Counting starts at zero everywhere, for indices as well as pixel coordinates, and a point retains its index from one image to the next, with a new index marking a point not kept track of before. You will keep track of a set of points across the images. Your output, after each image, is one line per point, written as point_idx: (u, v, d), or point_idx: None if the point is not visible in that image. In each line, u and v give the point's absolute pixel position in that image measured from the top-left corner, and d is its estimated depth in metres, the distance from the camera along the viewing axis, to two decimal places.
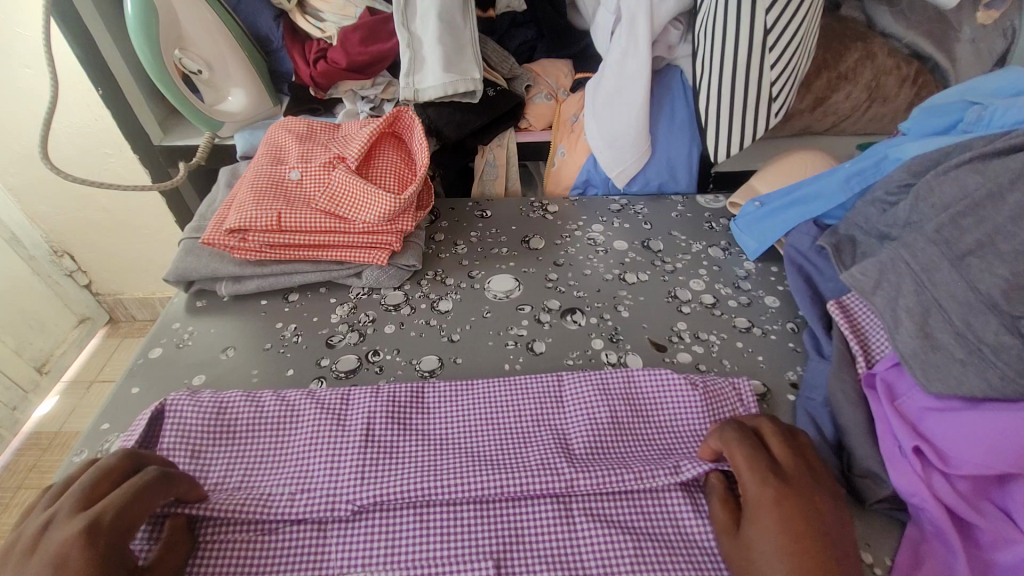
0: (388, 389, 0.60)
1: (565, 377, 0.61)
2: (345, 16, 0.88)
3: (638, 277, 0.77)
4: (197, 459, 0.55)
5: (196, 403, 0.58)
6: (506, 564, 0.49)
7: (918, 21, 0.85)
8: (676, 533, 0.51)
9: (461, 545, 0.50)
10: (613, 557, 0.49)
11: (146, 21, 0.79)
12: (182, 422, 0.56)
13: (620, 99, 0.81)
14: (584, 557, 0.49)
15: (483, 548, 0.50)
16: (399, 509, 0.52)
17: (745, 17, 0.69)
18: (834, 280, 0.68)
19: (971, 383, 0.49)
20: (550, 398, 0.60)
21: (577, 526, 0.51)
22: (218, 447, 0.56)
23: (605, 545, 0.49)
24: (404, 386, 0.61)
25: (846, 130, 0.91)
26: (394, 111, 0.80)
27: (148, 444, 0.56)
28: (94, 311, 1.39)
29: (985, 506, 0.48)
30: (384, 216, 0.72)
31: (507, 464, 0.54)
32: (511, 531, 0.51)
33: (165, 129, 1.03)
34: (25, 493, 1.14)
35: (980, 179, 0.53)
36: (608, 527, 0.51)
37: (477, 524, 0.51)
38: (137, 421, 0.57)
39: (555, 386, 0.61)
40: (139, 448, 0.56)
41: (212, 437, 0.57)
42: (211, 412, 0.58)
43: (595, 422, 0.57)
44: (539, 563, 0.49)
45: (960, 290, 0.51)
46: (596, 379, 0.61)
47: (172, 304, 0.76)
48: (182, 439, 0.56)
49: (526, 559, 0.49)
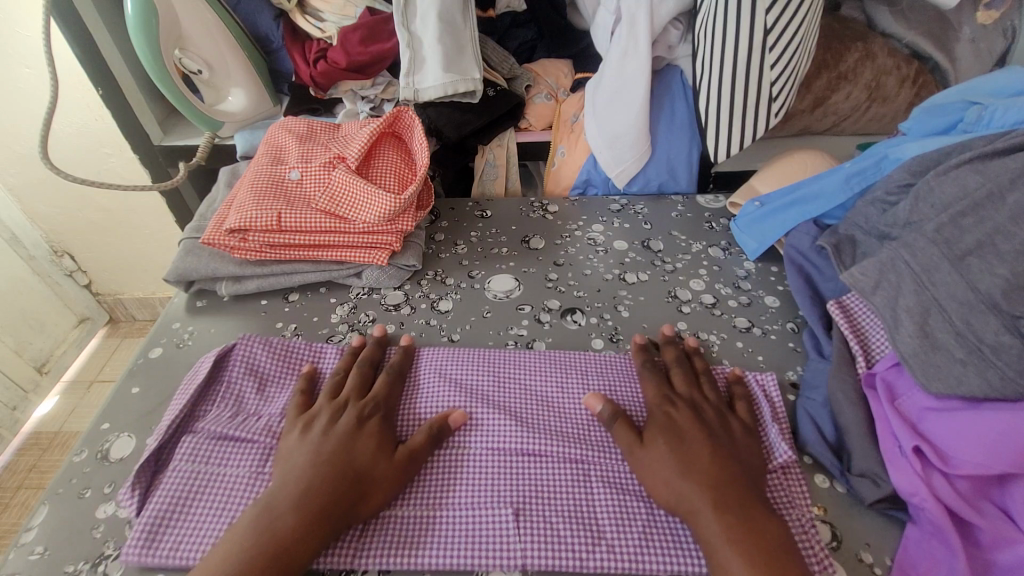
0: (431, 354, 0.65)
1: (591, 355, 0.65)
2: (345, 16, 0.88)
3: (638, 277, 0.77)
4: (260, 394, 0.62)
5: (265, 348, 0.65)
6: (526, 515, 0.51)
7: (919, 21, 0.85)
8: None
9: (487, 492, 0.53)
10: (625, 519, 0.51)
11: (145, 20, 0.78)
12: (253, 360, 0.63)
13: (620, 100, 0.81)
14: (600, 515, 0.52)
15: (506, 499, 0.53)
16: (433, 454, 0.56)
17: (745, 16, 0.69)
18: (834, 281, 0.68)
19: (972, 383, 0.49)
20: (575, 369, 0.64)
21: (593, 490, 0.53)
22: (277, 385, 0.63)
23: (618, 508, 0.52)
24: (444, 351, 0.66)
25: (845, 130, 0.91)
26: (394, 111, 0.80)
27: (212, 381, 0.63)
28: (94, 311, 1.39)
29: (985, 505, 0.48)
30: (384, 216, 0.72)
31: (535, 424, 0.58)
32: (533, 485, 0.54)
33: (165, 129, 1.02)
34: (25, 493, 1.14)
35: (980, 179, 0.54)
36: (622, 493, 0.53)
37: (502, 476, 0.54)
38: (205, 360, 0.63)
39: (581, 360, 0.65)
40: (207, 382, 0.62)
41: (274, 373, 0.64)
42: (282, 356, 0.65)
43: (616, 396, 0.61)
44: (559, 517, 0.51)
45: (960, 289, 0.51)
46: (622, 360, 0.65)
47: (172, 304, 0.76)
48: (248, 372, 0.63)
49: (546, 513, 0.52)
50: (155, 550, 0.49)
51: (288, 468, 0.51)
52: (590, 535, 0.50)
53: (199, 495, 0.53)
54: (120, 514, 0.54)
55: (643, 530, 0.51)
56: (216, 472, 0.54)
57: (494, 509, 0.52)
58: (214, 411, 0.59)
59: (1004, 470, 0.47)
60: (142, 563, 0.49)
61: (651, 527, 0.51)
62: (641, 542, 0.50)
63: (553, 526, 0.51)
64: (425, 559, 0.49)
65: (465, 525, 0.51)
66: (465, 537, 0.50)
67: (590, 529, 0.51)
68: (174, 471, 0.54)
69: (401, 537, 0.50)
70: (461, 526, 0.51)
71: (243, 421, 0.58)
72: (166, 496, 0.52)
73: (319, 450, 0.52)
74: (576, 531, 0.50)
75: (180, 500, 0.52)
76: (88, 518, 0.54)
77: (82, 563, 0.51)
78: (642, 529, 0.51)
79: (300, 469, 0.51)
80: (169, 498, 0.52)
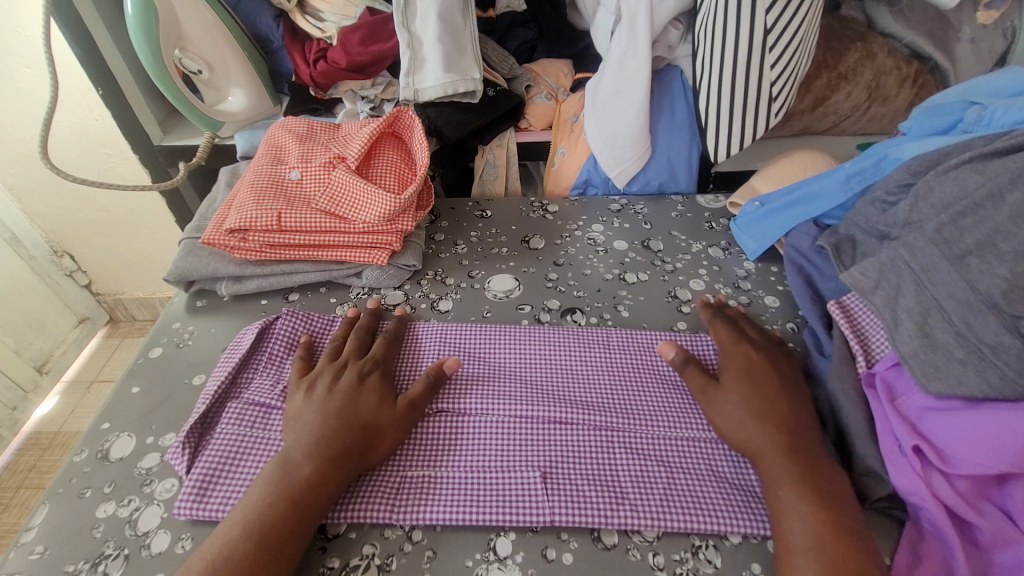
0: (455, 328, 0.68)
1: (612, 332, 0.67)
2: (345, 16, 0.88)
3: (638, 277, 0.77)
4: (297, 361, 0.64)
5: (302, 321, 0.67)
6: (552, 477, 0.54)
7: (919, 21, 0.85)
8: (708, 470, 0.55)
9: (513, 455, 0.55)
10: (647, 483, 0.53)
11: (146, 20, 0.78)
12: (289, 330, 0.66)
13: (620, 99, 0.81)
14: (621, 479, 0.54)
15: (533, 462, 0.55)
16: (460, 419, 0.58)
17: (745, 17, 0.69)
18: (834, 280, 0.68)
19: (971, 383, 0.49)
20: (598, 343, 0.66)
21: (616, 456, 0.55)
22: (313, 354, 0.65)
23: (641, 473, 0.54)
24: (469, 326, 0.68)
25: (846, 130, 0.91)
26: (394, 111, 0.80)
27: (255, 351, 0.65)
28: (94, 311, 1.39)
29: (984, 505, 0.48)
30: (384, 216, 0.72)
31: (558, 394, 0.60)
32: (559, 449, 0.56)
33: (165, 129, 1.03)
34: (25, 493, 1.14)
35: (980, 179, 0.54)
36: (643, 459, 0.55)
37: (528, 441, 0.57)
38: (248, 332, 0.66)
39: (603, 336, 0.67)
40: (250, 351, 0.65)
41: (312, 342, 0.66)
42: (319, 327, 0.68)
43: (637, 370, 0.63)
44: (583, 479, 0.53)
45: (960, 289, 0.51)
46: (640, 337, 0.67)
47: (172, 304, 0.76)
48: (289, 342, 0.65)
49: (571, 475, 0.54)
50: (205, 505, 0.52)
51: (300, 422, 0.54)
52: (613, 496, 0.52)
53: (244, 454, 0.55)
54: (120, 514, 0.54)
55: (662, 493, 0.53)
56: (261, 434, 0.57)
57: (520, 472, 0.54)
58: (257, 377, 0.62)
59: (1002, 470, 0.47)
60: (193, 517, 0.52)
61: (669, 491, 0.53)
62: (660, 503, 0.52)
63: (575, 488, 0.53)
64: (454, 514, 0.51)
65: (492, 484, 0.53)
66: (492, 496, 0.52)
67: (612, 491, 0.53)
68: (221, 432, 0.57)
69: (430, 495, 0.53)
70: (488, 486, 0.53)
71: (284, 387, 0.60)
72: (213, 455, 0.55)
73: (327, 406, 0.55)
74: (599, 493, 0.52)
75: (226, 459, 0.55)
76: (88, 517, 0.54)
77: (82, 563, 0.51)
78: (661, 492, 0.53)
79: (310, 420, 0.54)
80: (216, 457, 0.55)
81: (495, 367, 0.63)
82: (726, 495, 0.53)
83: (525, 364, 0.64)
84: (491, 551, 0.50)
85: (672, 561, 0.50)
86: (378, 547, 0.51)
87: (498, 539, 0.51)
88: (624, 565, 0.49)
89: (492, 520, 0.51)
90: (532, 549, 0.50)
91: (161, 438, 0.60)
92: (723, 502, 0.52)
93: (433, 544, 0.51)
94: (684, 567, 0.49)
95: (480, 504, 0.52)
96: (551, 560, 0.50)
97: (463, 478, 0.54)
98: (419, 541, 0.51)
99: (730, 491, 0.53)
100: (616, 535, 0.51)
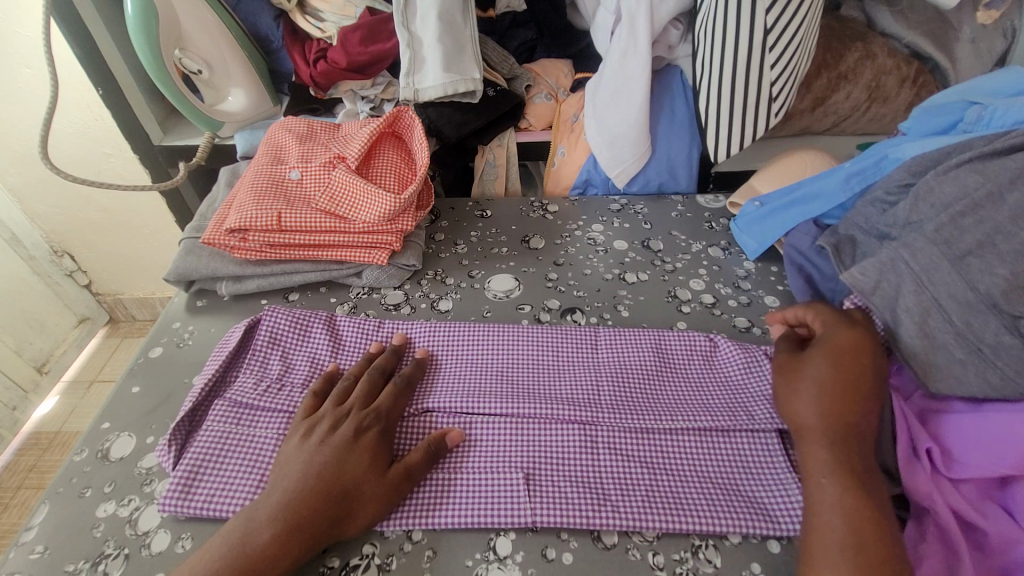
0: (442, 327, 0.67)
1: (601, 330, 0.67)
2: (345, 16, 0.88)
3: (638, 277, 0.77)
4: (282, 359, 0.63)
5: (287, 317, 0.66)
6: (535, 479, 0.54)
7: (918, 21, 0.84)
8: (693, 470, 0.55)
9: (497, 457, 0.55)
10: (630, 485, 0.53)
11: (145, 20, 0.79)
12: (273, 328, 0.65)
13: (621, 98, 0.81)
14: (607, 482, 0.53)
15: (516, 465, 0.55)
16: (443, 420, 0.58)
17: (745, 16, 0.69)
18: (834, 281, 0.68)
19: (972, 384, 0.51)
20: (586, 341, 0.66)
21: (599, 457, 0.55)
22: (295, 347, 0.65)
23: (625, 475, 0.54)
24: (452, 325, 0.67)
25: (845, 130, 0.91)
26: (394, 111, 0.80)
27: (243, 349, 0.65)
28: (94, 311, 1.39)
29: (987, 506, 0.48)
30: (384, 216, 0.72)
31: (544, 394, 0.60)
32: (542, 451, 0.56)
33: (165, 129, 1.03)
34: (25, 493, 1.14)
35: (980, 179, 0.54)
36: (627, 461, 0.55)
37: (512, 443, 0.56)
38: (235, 331, 0.65)
39: (591, 335, 0.67)
40: (237, 349, 0.64)
41: (294, 337, 0.65)
42: (302, 323, 0.67)
43: (624, 369, 0.63)
44: (566, 482, 0.53)
45: (960, 289, 0.51)
46: (629, 332, 0.67)
47: (172, 304, 0.76)
48: (274, 337, 0.65)
49: (553, 477, 0.54)
50: (189, 501, 0.52)
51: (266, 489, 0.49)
52: (596, 499, 0.52)
53: (229, 450, 0.55)
54: (120, 514, 0.54)
55: (646, 494, 0.53)
56: (245, 429, 0.57)
57: (505, 474, 0.54)
58: (240, 376, 0.61)
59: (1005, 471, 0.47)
60: (179, 513, 0.52)
61: (655, 493, 0.53)
62: (647, 504, 0.52)
63: (562, 492, 0.52)
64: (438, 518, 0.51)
65: (479, 487, 0.53)
66: (474, 497, 0.52)
67: (598, 495, 0.52)
68: (207, 429, 0.57)
69: (413, 499, 0.52)
70: (472, 490, 0.53)
71: (268, 387, 0.60)
72: (199, 450, 0.55)
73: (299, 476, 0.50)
74: (582, 495, 0.52)
75: (209, 456, 0.55)
76: (88, 517, 0.54)
77: (82, 563, 0.51)
78: (645, 493, 0.53)
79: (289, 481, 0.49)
80: (202, 453, 0.55)
81: (479, 365, 0.63)
82: (710, 495, 0.53)
83: (509, 365, 0.64)
84: (491, 550, 0.51)
85: (672, 561, 0.50)
86: (378, 547, 0.51)
87: (497, 539, 0.51)
88: (624, 565, 0.50)
89: (486, 520, 0.51)
90: (532, 549, 0.51)
91: (160, 438, 0.61)
92: (707, 502, 0.52)
93: (433, 543, 0.51)
94: (683, 567, 0.49)
95: (469, 507, 0.52)
96: (550, 560, 0.50)
97: (446, 482, 0.54)
98: (418, 540, 0.51)
99: (714, 492, 0.53)
100: (615, 535, 0.51)
